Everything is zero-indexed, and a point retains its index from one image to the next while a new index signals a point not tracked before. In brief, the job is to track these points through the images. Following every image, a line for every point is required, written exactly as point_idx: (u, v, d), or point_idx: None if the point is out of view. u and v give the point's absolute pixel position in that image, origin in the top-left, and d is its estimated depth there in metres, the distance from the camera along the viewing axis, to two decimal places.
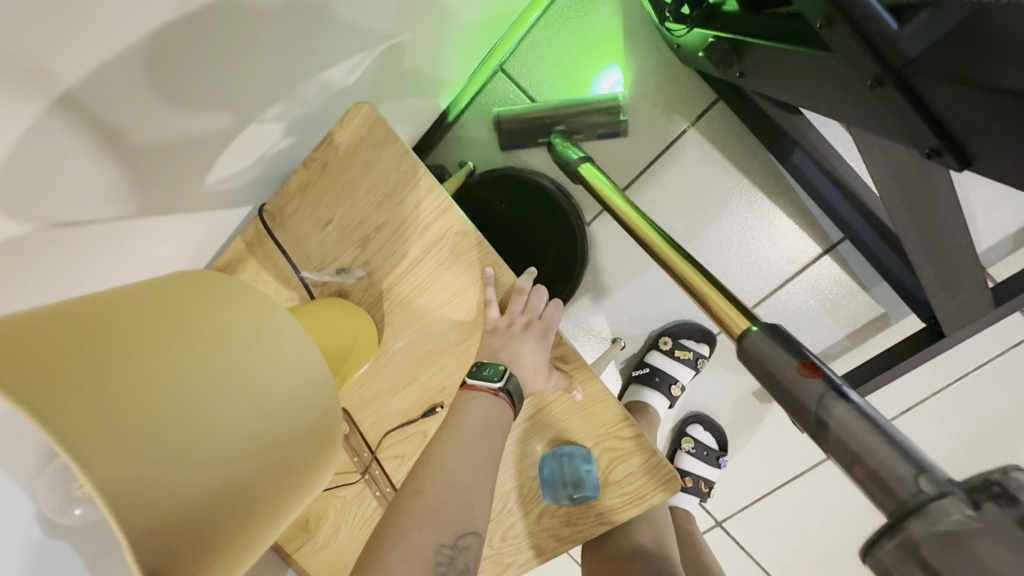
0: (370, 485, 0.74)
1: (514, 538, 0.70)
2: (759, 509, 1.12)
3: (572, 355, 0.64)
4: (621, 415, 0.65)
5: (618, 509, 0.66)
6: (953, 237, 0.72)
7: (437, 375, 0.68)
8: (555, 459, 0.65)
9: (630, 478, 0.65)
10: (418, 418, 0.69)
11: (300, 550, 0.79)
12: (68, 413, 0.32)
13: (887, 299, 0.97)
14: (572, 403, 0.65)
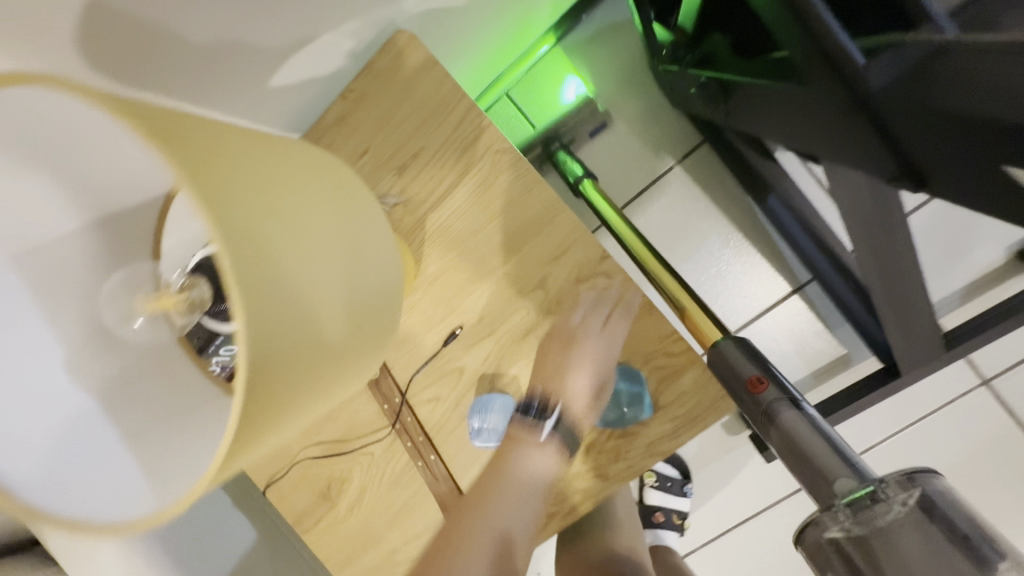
0: (401, 435, 0.71)
1: (561, 485, 0.67)
2: (721, 545, 1.12)
3: (582, 322, 0.64)
4: (669, 330, 0.63)
5: (669, 437, 0.63)
6: (907, 282, 0.80)
7: (474, 304, 0.67)
8: (605, 380, 0.63)
9: (680, 401, 0.62)
10: (451, 352, 0.68)
11: (321, 521, 0.76)
12: (227, 179, 0.29)
13: (849, 340, 1.03)
14: (617, 323, 0.64)
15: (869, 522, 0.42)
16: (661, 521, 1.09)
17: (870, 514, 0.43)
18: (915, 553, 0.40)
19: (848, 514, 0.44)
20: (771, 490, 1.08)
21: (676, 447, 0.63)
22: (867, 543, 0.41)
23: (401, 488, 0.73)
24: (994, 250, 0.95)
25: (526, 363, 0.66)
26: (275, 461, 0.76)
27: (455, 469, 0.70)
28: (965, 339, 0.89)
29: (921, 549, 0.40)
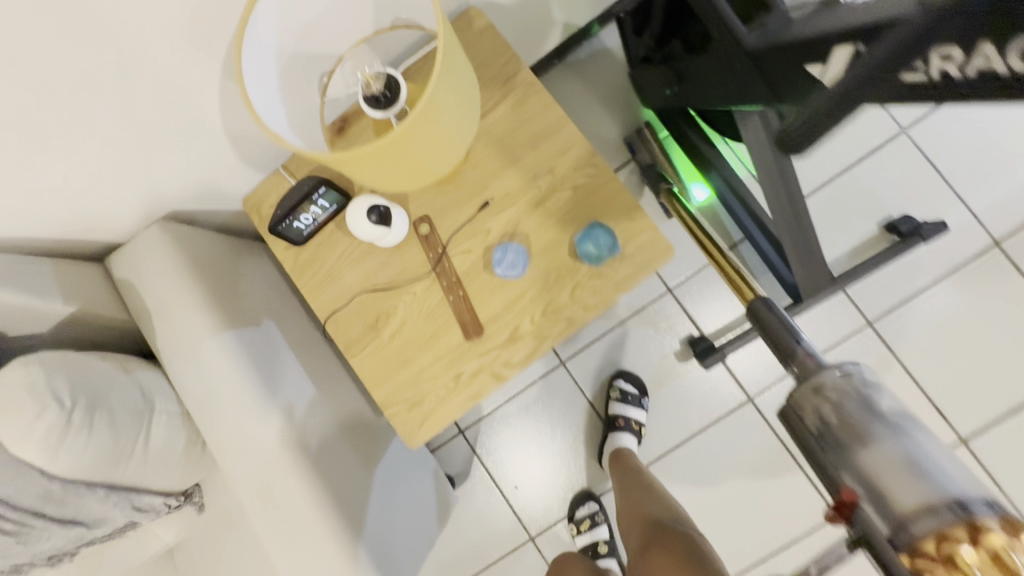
0: (439, 277, 0.98)
1: (552, 314, 0.95)
2: (672, 456, 1.39)
3: (574, 194, 0.95)
4: (632, 204, 0.94)
5: (631, 277, 0.93)
6: (795, 226, 1.15)
7: (502, 183, 0.97)
8: (588, 228, 0.92)
9: (637, 252, 0.93)
10: (482, 216, 0.97)
11: (368, 346, 1.00)
12: (450, 76, 0.69)
13: (771, 287, 1.36)
14: (598, 197, 0.94)
15: (851, 402, 0.48)
16: (621, 426, 1.33)
17: (852, 396, 0.48)
18: (884, 436, 0.45)
19: (837, 392, 0.49)
20: (711, 409, 1.38)
21: (635, 283, 0.93)
22: (849, 417, 0.47)
23: (434, 319, 0.98)
24: (871, 223, 1.30)
25: (534, 223, 0.96)
26: (337, 299, 1.01)
27: (476, 303, 0.97)
28: (847, 274, 1.23)
29: (885, 430, 0.45)
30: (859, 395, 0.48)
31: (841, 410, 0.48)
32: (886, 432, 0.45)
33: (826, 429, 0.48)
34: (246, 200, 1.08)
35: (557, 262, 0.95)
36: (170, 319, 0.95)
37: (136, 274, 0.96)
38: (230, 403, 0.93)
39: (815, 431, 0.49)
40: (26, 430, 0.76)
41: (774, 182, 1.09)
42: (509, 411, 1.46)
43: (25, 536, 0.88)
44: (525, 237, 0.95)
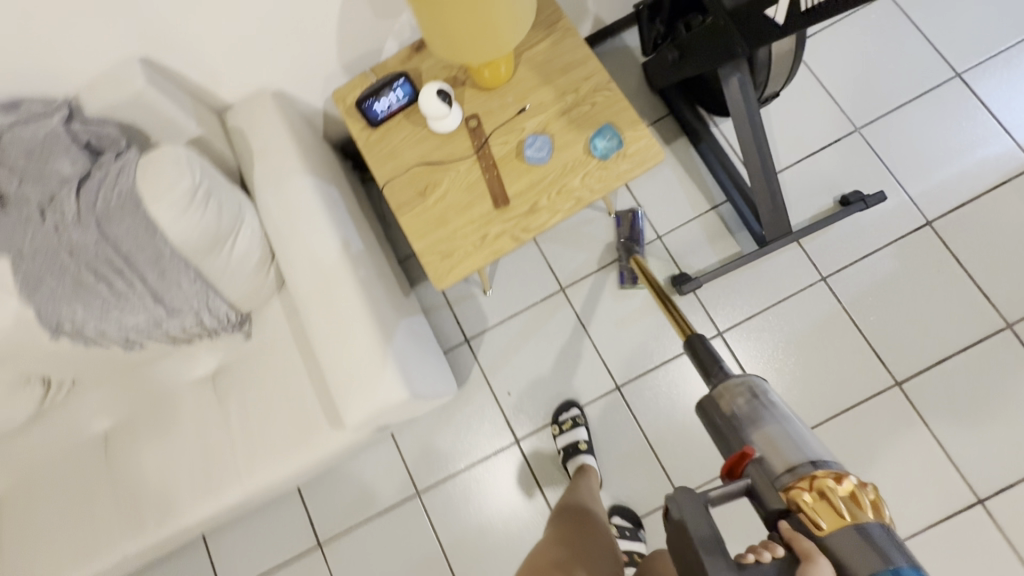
0: (479, 159, 1.25)
1: (565, 194, 1.21)
2: (648, 377, 1.60)
3: (592, 108, 1.24)
4: (635, 119, 1.22)
5: (629, 171, 1.20)
6: (765, 177, 1.42)
7: (537, 95, 1.26)
8: (600, 131, 1.21)
9: (636, 153, 1.20)
10: (519, 117, 1.26)
11: (414, 206, 1.25)
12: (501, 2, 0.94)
13: (745, 241, 1.63)
14: (610, 111, 1.23)
15: (749, 404, 0.83)
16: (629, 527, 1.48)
17: (745, 401, 0.84)
18: (776, 428, 0.79)
19: (742, 396, 0.84)
20: (686, 339, 1.61)
21: (632, 175, 1.20)
22: (752, 415, 0.82)
23: (471, 190, 1.24)
24: (827, 198, 1.60)
25: (559, 127, 1.24)
26: (395, 170, 1.28)
27: (506, 181, 1.23)
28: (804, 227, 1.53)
29: (776, 427, 0.79)
30: (752, 397, 0.84)
31: (745, 407, 0.83)
32: (768, 416, 0.81)
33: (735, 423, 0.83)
34: (334, 93, 1.35)
35: (573, 156, 1.22)
36: (268, 160, 1.20)
37: (245, 124, 1.23)
38: (306, 227, 1.17)
39: (726, 424, 0.84)
40: (164, 193, 0.99)
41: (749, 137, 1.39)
42: (511, 326, 1.68)
43: (123, 302, 1.08)
44: (551, 135, 1.23)
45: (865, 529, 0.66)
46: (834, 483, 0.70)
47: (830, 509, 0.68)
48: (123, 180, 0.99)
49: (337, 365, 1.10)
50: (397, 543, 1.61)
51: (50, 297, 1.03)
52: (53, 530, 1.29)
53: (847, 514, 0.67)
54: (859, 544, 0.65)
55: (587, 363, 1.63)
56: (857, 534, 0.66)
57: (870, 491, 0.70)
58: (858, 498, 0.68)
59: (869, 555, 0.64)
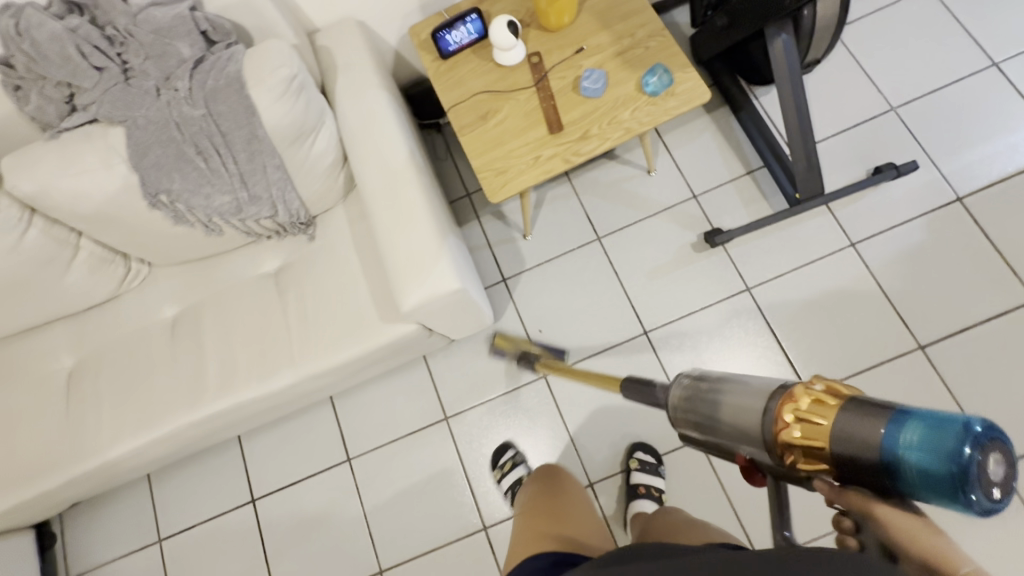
0: (538, 89, 1.36)
1: (615, 124, 1.31)
2: (675, 326, 1.67)
3: (646, 50, 1.35)
4: (686, 61, 1.32)
5: (677, 107, 1.30)
6: (802, 137, 1.51)
7: (595, 38, 1.38)
8: (653, 69, 1.31)
9: (684, 92, 1.30)
10: (577, 56, 1.37)
11: (475, 128, 1.36)
12: None
13: (779, 204, 1.70)
14: (663, 54, 1.33)
15: (699, 401, 0.79)
16: (643, 493, 1.50)
17: (695, 402, 0.80)
18: (732, 397, 0.74)
19: (689, 399, 0.81)
20: (715, 292, 1.67)
21: (680, 111, 1.29)
22: (708, 402, 0.78)
23: (529, 117, 1.35)
24: (860, 169, 1.68)
25: (614, 66, 1.35)
26: (460, 96, 1.40)
27: (561, 110, 1.34)
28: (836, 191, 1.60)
29: (734, 395, 0.74)
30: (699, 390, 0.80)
31: (696, 406, 0.79)
32: (715, 392, 0.77)
33: (703, 421, 0.78)
34: (411, 29, 1.49)
35: (625, 92, 1.33)
36: (350, 74, 1.34)
37: (332, 43, 1.37)
38: (379, 134, 1.29)
39: (700, 431, 0.79)
40: (267, 80, 1.12)
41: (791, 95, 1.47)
42: (547, 269, 1.77)
43: (213, 180, 1.20)
44: (606, 71, 1.34)
45: (842, 422, 0.61)
46: (792, 412, 0.65)
47: (805, 440, 0.64)
48: (231, 65, 1.12)
49: (398, 252, 1.20)
50: (423, 464, 1.68)
51: (154, 167, 1.16)
52: (117, 400, 1.40)
53: (828, 420, 0.62)
54: (858, 443, 0.60)
55: (618, 308, 1.71)
56: (841, 434, 0.61)
57: (811, 385, 0.66)
58: (810, 403, 0.64)
59: (870, 451, 0.59)
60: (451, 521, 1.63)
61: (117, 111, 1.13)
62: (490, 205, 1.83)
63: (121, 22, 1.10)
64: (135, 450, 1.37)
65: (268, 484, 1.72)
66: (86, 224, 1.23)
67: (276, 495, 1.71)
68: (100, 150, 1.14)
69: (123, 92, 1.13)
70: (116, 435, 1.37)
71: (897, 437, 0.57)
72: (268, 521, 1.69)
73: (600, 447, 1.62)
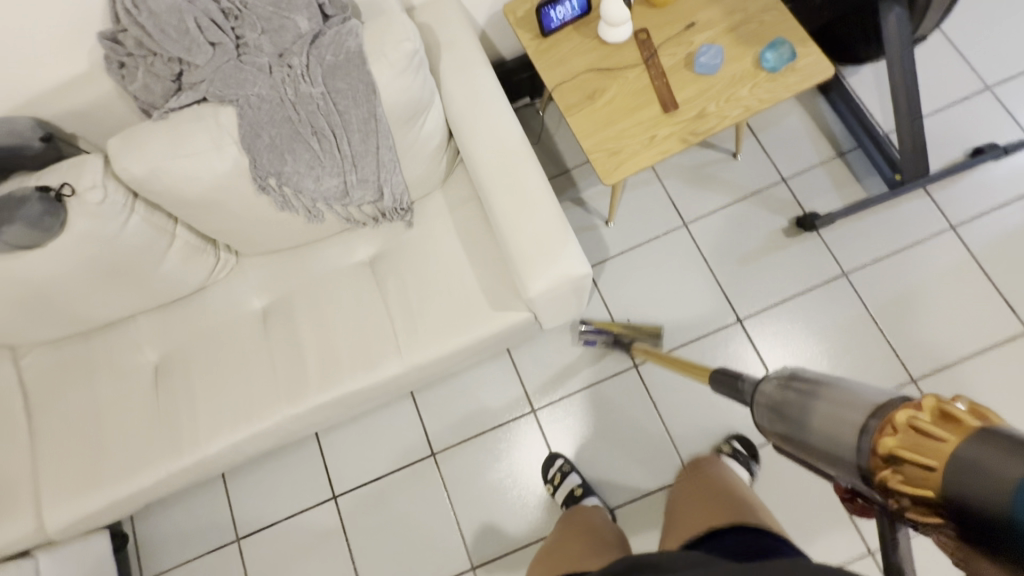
0: (648, 67, 1.31)
1: (733, 102, 1.26)
2: (768, 313, 1.63)
3: (761, 25, 1.29)
4: (806, 35, 1.27)
5: (798, 84, 1.24)
6: (908, 108, 1.47)
7: (705, 13, 1.33)
8: (771, 45, 1.26)
9: (805, 68, 1.25)
10: (687, 32, 1.32)
11: (582, 109, 1.31)
12: None
13: (873, 187, 1.66)
14: (780, 29, 1.28)
15: (788, 404, 0.70)
16: None
17: (782, 404, 0.71)
18: (829, 408, 0.64)
19: (779, 399, 0.72)
20: (810, 278, 1.63)
21: (801, 88, 1.24)
22: (798, 408, 0.68)
23: (640, 96, 1.29)
24: (957, 150, 1.63)
25: (728, 41, 1.30)
26: (563, 74, 1.34)
27: (674, 88, 1.28)
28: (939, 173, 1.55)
29: (830, 404, 0.64)
30: (791, 392, 0.70)
31: (787, 405, 0.70)
32: (814, 395, 0.67)
33: (787, 427, 0.69)
34: (506, 6, 1.42)
35: (742, 69, 1.27)
36: (455, 52, 1.28)
37: (432, 20, 1.31)
38: (491, 115, 1.23)
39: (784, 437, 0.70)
40: (390, 55, 1.07)
41: (901, 72, 1.42)
42: (632, 257, 1.72)
43: (324, 163, 1.15)
44: (721, 47, 1.29)
45: (973, 451, 0.51)
46: (906, 424, 0.55)
47: (910, 453, 0.54)
48: (351, 40, 1.07)
49: (521, 239, 1.17)
50: (511, 457, 1.64)
51: (266, 149, 1.11)
52: (212, 394, 1.35)
53: (948, 445, 0.52)
54: (987, 479, 0.49)
55: (708, 297, 1.66)
56: (967, 463, 0.51)
57: (941, 398, 0.55)
58: (939, 418, 0.54)
59: (992, 485, 0.49)
60: (543, 515, 1.59)
61: (229, 88, 1.08)
62: (569, 191, 1.78)
63: None
64: (234, 445, 1.33)
65: (349, 479, 1.67)
66: (189, 209, 1.18)
67: (359, 489, 1.66)
68: (213, 131, 1.09)
69: (237, 68, 1.07)
70: (214, 430, 1.32)
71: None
72: (351, 517, 1.65)
73: (695, 438, 1.59)
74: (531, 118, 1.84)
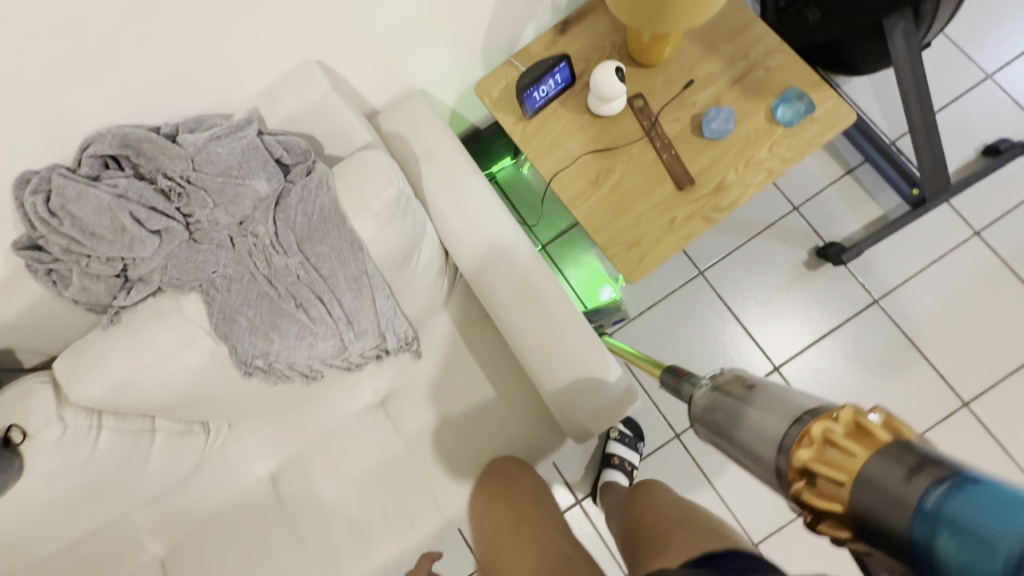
0: (651, 139, 1.17)
1: (754, 166, 1.13)
2: (805, 356, 1.54)
3: (768, 73, 1.16)
4: (817, 79, 1.15)
5: (820, 136, 1.12)
6: (922, 118, 1.36)
7: (704, 66, 1.19)
8: (783, 97, 1.14)
9: (825, 116, 1.13)
10: (689, 92, 1.18)
11: (588, 198, 1.17)
12: None
13: (889, 202, 1.56)
14: (788, 77, 1.16)
15: (721, 403, 0.68)
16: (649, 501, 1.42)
17: (718, 402, 0.68)
18: (768, 410, 0.59)
19: (718, 396, 0.69)
20: (841, 311, 1.54)
21: (824, 140, 1.12)
22: (732, 406, 0.65)
23: (649, 174, 1.16)
24: (970, 150, 1.54)
25: (734, 97, 1.16)
26: (558, 161, 1.19)
27: (685, 160, 1.15)
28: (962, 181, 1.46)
29: (763, 406, 0.60)
30: (729, 391, 0.68)
31: (716, 411, 0.68)
32: (746, 397, 0.64)
33: (720, 429, 0.66)
34: (478, 86, 1.26)
35: (756, 126, 1.14)
36: (436, 163, 1.12)
37: (403, 128, 1.15)
38: (493, 230, 1.08)
39: (723, 438, 0.66)
40: (373, 208, 0.91)
41: (913, 88, 1.32)
42: (653, 316, 1.60)
43: (316, 329, 0.99)
44: (730, 106, 1.15)
45: (873, 468, 0.44)
46: (832, 424, 0.49)
47: (825, 467, 0.48)
48: (323, 194, 0.90)
49: (558, 382, 1.04)
50: None
51: (249, 332, 0.95)
52: None
53: (863, 456, 0.46)
54: (878, 495, 0.43)
55: (740, 347, 1.56)
56: (871, 481, 0.44)
57: (859, 411, 0.49)
58: (869, 424, 0.47)
59: (895, 504, 0.41)
60: None
61: (187, 274, 0.91)
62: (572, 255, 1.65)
63: (175, 167, 0.87)
64: None
65: None
66: (167, 409, 1.00)
67: None
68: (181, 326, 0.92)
69: (194, 250, 0.90)
70: None
71: (928, 497, 0.39)
72: None
73: (756, 503, 1.49)
74: (517, 179, 1.69)
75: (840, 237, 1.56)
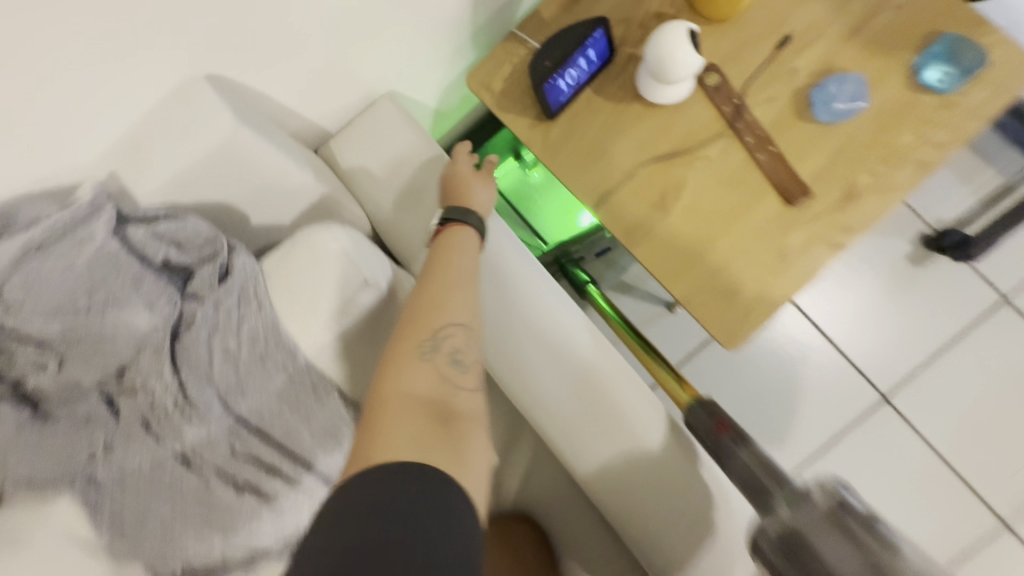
0: (739, 133, 0.79)
1: (897, 158, 0.77)
2: (923, 377, 1.20)
3: (903, 16, 0.79)
4: (974, 19, 0.78)
5: (989, 103, 0.76)
6: None
7: (804, 15, 0.81)
8: (931, 52, 0.76)
9: (995, 73, 0.76)
10: (786, 55, 0.80)
11: (655, 229, 0.80)
12: None
13: (1011, 167, 1.21)
14: (932, 19, 0.78)
15: (803, 534, 0.50)
16: None
17: (802, 541, 0.50)
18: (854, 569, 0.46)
19: (792, 523, 0.52)
20: (963, 314, 1.20)
21: (998, 108, 0.75)
22: (822, 551, 0.48)
23: (741, 186, 0.79)
24: None
25: (855, 55, 0.78)
26: (604, 182, 0.81)
27: (792, 159, 0.78)
28: None
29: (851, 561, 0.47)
30: (818, 516, 0.51)
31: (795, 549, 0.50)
32: (846, 542, 0.48)
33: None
34: (470, 78, 0.86)
35: (894, 97, 0.77)
36: (429, 211, 0.75)
37: (373, 159, 0.76)
38: (514, 301, 0.77)
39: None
40: (338, 320, 0.59)
41: None
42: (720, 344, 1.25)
43: (276, 518, 0.59)
44: (854, 71, 0.78)
45: None
46: None
47: None
48: (252, 313, 0.57)
49: (626, 486, 0.74)
50: None
51: (168, 547, 0.55)
52: None
53: None
54: None
55: (835, 372, 1.22)
56: None
57: None
58: None
59: None
60: None
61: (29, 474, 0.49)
62: (608, 275, 1.30)
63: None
64: None
65: None
66: None
67: None
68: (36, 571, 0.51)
69: (40, 435, 0.50)
70: None
71: None
72: None
73: None
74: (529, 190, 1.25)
75: (951, 219, 1.22)
